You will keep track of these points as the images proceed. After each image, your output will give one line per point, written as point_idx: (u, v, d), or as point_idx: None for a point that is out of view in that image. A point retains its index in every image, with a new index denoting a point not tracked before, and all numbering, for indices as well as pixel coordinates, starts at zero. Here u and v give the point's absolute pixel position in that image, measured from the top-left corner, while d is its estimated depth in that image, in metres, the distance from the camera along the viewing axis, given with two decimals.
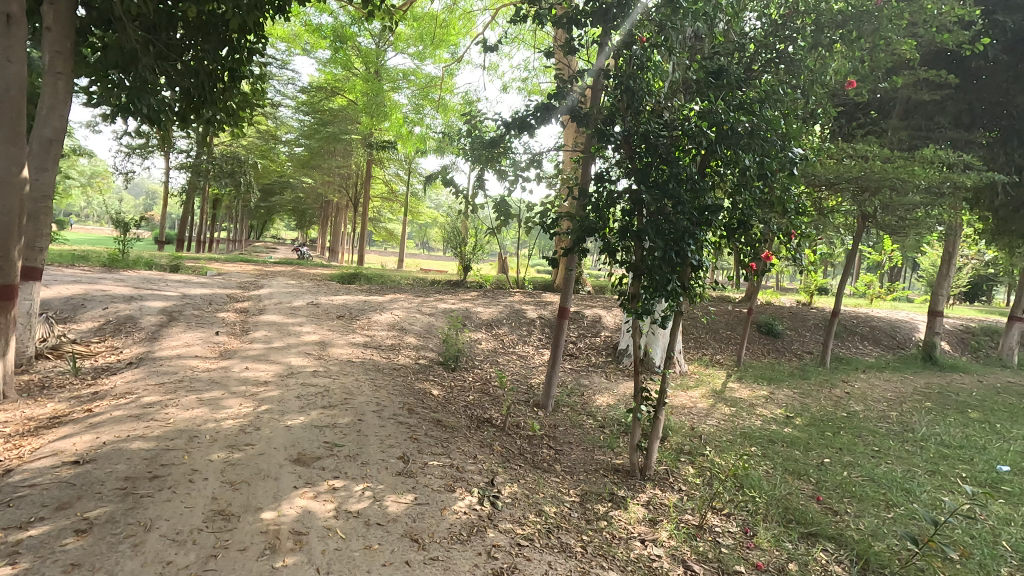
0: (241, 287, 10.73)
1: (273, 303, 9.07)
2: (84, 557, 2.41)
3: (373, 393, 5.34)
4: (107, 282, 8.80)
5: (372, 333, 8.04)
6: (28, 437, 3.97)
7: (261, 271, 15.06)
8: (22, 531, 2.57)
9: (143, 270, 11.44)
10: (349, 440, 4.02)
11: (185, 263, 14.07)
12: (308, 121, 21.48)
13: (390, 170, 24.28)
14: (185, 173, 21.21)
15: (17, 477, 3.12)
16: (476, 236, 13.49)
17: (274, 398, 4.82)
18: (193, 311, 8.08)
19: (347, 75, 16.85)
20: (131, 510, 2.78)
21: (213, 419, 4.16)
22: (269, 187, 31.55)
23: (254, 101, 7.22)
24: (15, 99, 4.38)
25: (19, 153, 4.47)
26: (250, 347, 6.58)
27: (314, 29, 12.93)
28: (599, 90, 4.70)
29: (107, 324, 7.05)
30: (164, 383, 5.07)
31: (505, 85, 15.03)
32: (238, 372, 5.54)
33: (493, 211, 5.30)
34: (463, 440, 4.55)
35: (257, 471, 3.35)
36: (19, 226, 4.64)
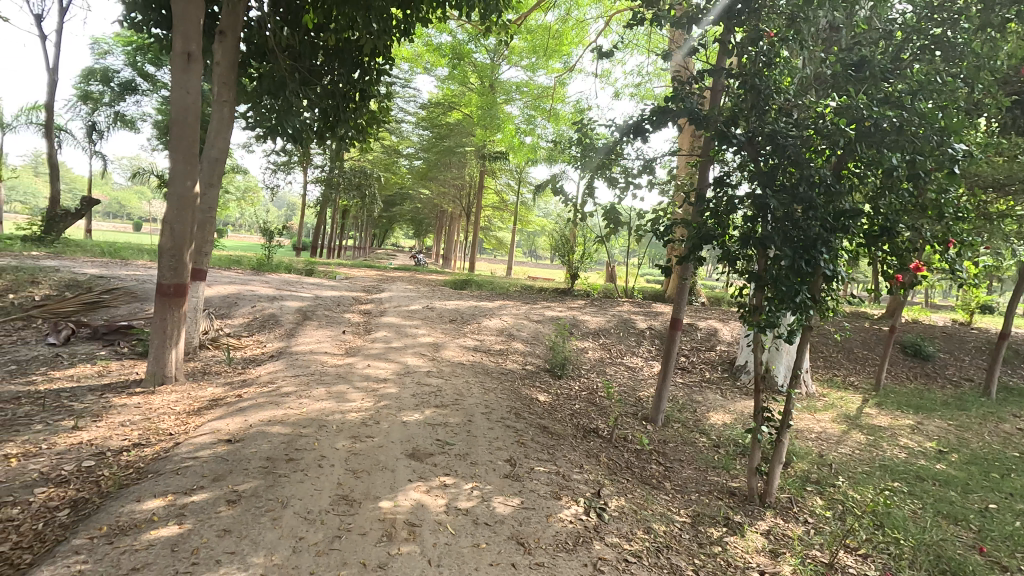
0: (365, 290, 11.62)
1: (392, 306, 9.69)
2: (233, 525, 2.70)
3: (482, 395, 5.51)
4: (256, 284, 9.98)
5: (482, 338, 8.28)
6: (193, 416, 4.60)
7: (382, 276, 16.16)
8: (187, 496, 2.95)
9: (284, 273, 12.84)
10: (459, 439, 4.18)
11: (318, 268, 15.57)
12: (427, 135, 22.90)
13: (502, 180, 24.99)
14: (319, 187, 23.47)
15: (184, 450, 3.62)
16: (584, 244, 13.50)
17: (392, 395, 5.12)
18: (324, 311, 8.89)
19: (463, 91, 17.72)
20: (270, 488, 3.08)
21: (340, 410, 4.53)
22: (392, 199, 34.03)
23: (381, 118, 7.84)
24: (191, 125, 5.13)
25: (193, 171, 5.22)
26: (372, 346, 7.10)
27: (435, 48, 13.82)
28: (720, 91, 4.49)
29: (254, 320, 7.97)
30: (299, 376, 5.61)
31: (617, 92, 14.93)
32: (361, 368, 5.99)
33: (602, 219, 5.25)
34: (569, 448, 4.54)
35: (377, 462, 3.59)
36: (192, 233, 5.39)
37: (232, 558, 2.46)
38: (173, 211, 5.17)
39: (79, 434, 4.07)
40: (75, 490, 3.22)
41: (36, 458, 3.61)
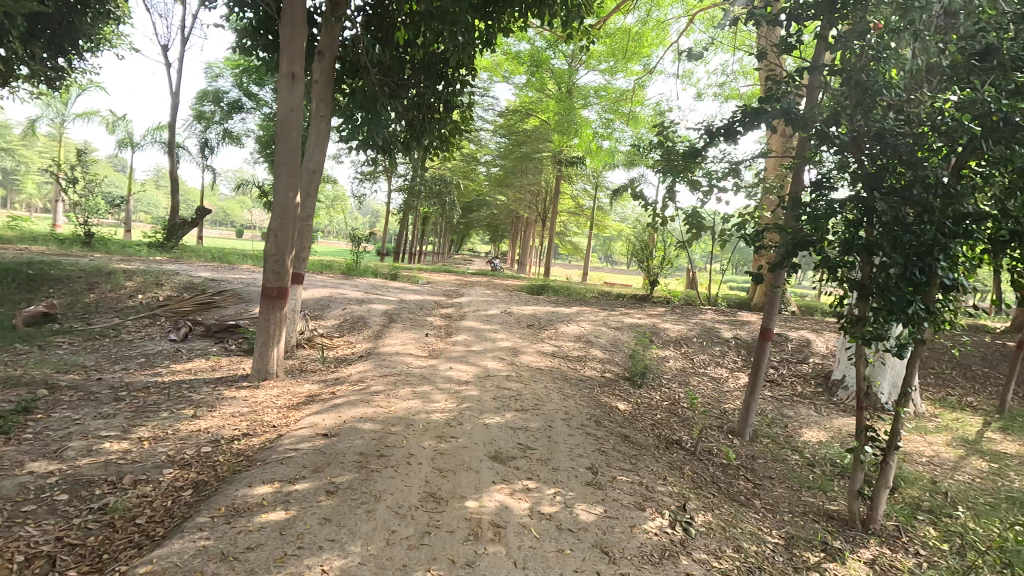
0: (446, 294, 11.99)
1: (471, 310, 9.93)
2: (331, 515, 2.88)
3: (561, 401, 5.52)
4: (346, 287, 10.59)
5: (560, 344, 8.28)
6: (293, 410, 4.96)
7: (461, 281, 16.59)
8: (291, 484, 3.19)
9: (371, 278, 13.52)
10: (540, 444, 4.21)
11: (401, 272, 16.26)
12: (504, 142, 23.27)
13: (578, 185, 24.90)
14: (402, 195, 24.50)
15: (287, 442, 3.91)
16: (664, 249, 13.17)
17: (473, 397, 5.25)
18: (408, 314, 9.26)
19: (541, 98, 17.87)
20: (365, 481, 3.26)
21: (425, 410, 4.70)
22: (469, 205, 34.87)
23: (463, 127, 8.09)
24: (294, 140, 5.56)
25: (295, 183, 5.64)
26: (454, 349, 7.31)
27: (514, 57, 14.08)
28: (817, 89, 4.25)
29: (344, 322, 8.46)
30: (387, 376, 5.88)
31: (699, 92, 14.49)
32: (444, 371, 6.19)
33: (684, 223, 5.16)
34: (651, 458, 4.44)
35: (461, 462, 3.69)
36: (293, 240, 5.81)
37: (333, 546, 2.62)
38: (278, 220, 5.61)
39: (197, 422, 4.50)
40: (195, 472, 3.57)
41: (163, 442, 4.04)
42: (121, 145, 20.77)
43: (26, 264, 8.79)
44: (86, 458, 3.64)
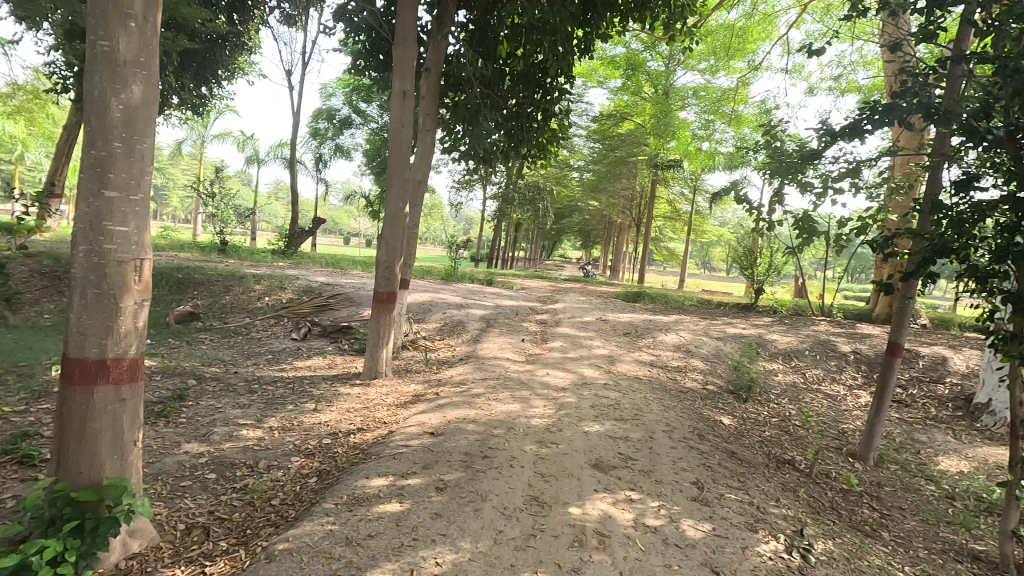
0: (541, 301, 12.09)
1: (567, 317, 9.93)
2: (442, 510, 3.02)
3: (662, 413, 5.37)
4: (446, 292, 11.02)
5: (658, 353, 8.05)
6: (401, 408, 5.25)
7: (554, 287, 16.66)
8: (404, 478, 3.38)
9: (468, 283, 13.96)
10: (641, 455, 4.13)
11: (496, 278, 16.62)
12: (598, 147, 23.08)
13: (675, 189, 24.11)
14: (497, 202, 25.05)
15: (398, 438, 4.15)
16: (771, 255, 12.39)
17: (571, 405, 5.26)
18: (505, 319, 9.45)
19: (636, 101, 17.57)
20: (471, 481, 3.39)
21: (524, 415, 4.78)
22: (562, 211, 34.95)
23: (560, 135, 8.15)
24: (404, 153, 5.93)
25: (405, 194, 5.99)
26: (550, 355, 7.36)
27: (609, 61, 13.98)
28: (960, 79, 3.83)
29: (445, 325, 8.82)
30: (486, 379, 6.04)
31: (811, 87, 13.53)
32: (541, 376, 6.25)
33: (794, 228, 4.84)
34: (761, 478, 4.20)
35: (563, 468, 3.72)
36: (401, 247, 6.16)
37: (444, 540, 2.75)
38: (388, 229, 5.97)
39: (318, 415, 4.90)
40: (319, 462, 3.90)
41: (290, 432, 4.45)
42: (250, 161, 23.12)
43: (177, 269, 10.06)
44: (229, 443, 4.10)
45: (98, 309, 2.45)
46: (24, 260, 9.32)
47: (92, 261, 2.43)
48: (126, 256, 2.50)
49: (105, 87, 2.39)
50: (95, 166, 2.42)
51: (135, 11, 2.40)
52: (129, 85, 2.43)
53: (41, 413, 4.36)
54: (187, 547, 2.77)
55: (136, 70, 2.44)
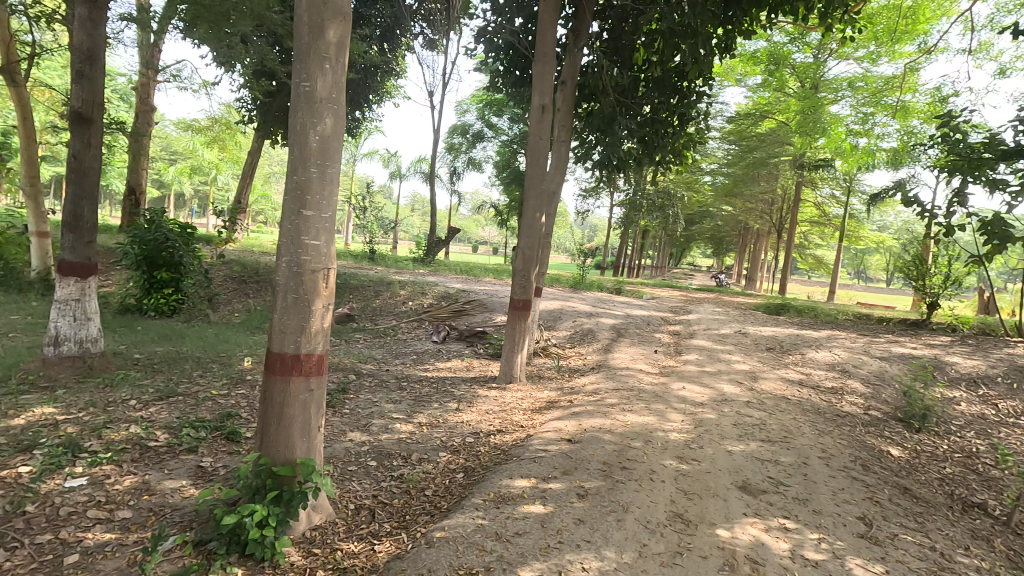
0: (673, 311, 11.67)
1: (702, 329, 9.48)
2: (584, 517, 3.06)
3: (816, 437, 4.92)
4: (575, 301, 11.10)
5: (808, 372, 7.37)
6: (536, 413, 5.39)
7: (686, 297, 15.99)
8: (546, 482, 3.48)
9: (596, 291, 13.92)
10: (795, 482, 3.82)
11: (624, 286, 16.35)
12: (734, 149, 21.76)
13: (824, 191, 21.92)
14: (624, 209, 24.64)
15: (536, 442, 4.28)
16: (949, 265, 10.75)
17: (712, 421, 5.02)
18: (636, 329, 9.28)
19: (778, 98, 16.34)
20: (612, 490, 3.39)
21: (662, 428, 4.66)
22: (693, 217, 33.42)
23: (698, 139, 7.84)
24: (542, 166, 6.12)
25: (541, 204, 6.17)
26: (686, 368, 7.08)
27: (749, 57, 13.20)
28: None
29: (576, 333, 8.88)
30: (619, 389, 5.97)
31: (1002, 68, 11.58)
32: (677, 390, 6.04)
33: (979, 233, 4.19)
34: (943, 520, 3.67)
35: (707, 487, 3.58)
36: (537, 257, 6.32)
37: (589, 546, 2.79)
38: (526, 238, 6.19)
39: (460, 415, 5.21)
40: (464, 459, 4.15)
41: (437, 428, 4.78)
42: (393, 176, 25.20)
43: (336, 275, 11.30)
44: (385, 434, 4.51)
45: (296, 311, 2.85)
46: (221, 266, 11.09)
47: (292, 270, 2.85)
48: (318, 265, 2.88)
49: (306, 120, 2.79)
50: (296, 189, 2.83)
51: (330, 54, 2.78)
52: (323, 118, 2.82)
53: (239, 397, 5.15)
54: (357, 525, 3.12)
55: (330, 105, 2.83)
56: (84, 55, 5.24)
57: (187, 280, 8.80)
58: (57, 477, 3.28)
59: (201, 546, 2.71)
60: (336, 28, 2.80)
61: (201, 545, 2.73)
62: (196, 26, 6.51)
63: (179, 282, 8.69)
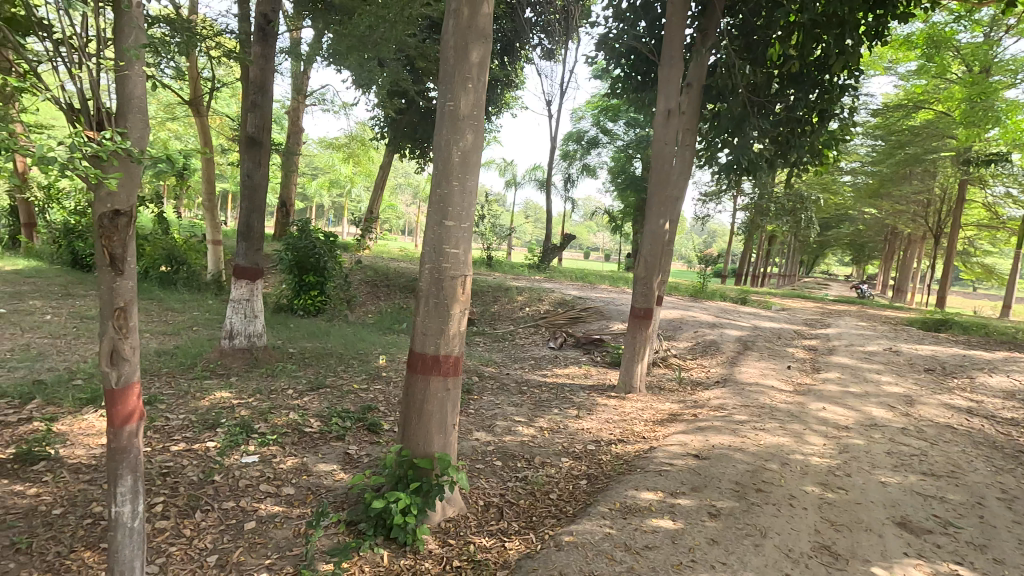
0: (807, 324, 10.72)
1: (843, 345, 8.61)
2: (718, 537, 2.94)
3: (993, 475, 4.26)
4: (696, 310, 10.63)
5: (979, 398, 6.40)
6: (658, 425, 5.25)
7: (821, 308, 14.60)
8: (674, 497, 3.38)
9: (718, 301, 13.22)
10: (968, 524, 3.35)
11: (749, 296, 15.33)
12: (880, 145, 19.54)
13: (996, 189, 18.89)
14: (748, 214, 23.14)
15: (661, 455, 4.17)
16: None
17: (859, 447, 4.55)
18: (765, 342, 8.67)
19: (938, 85, 14.43)
20: (746, 512, 3.21)
21: (800, 451, 4.32)
22: (828, 221, 30.45)
23: (841, 137, 7.18)
24: (666, 172, 5.97)
25: (665, 211, 6.02)
26: (825, 387, 6.48)
27: (901, 42, 11.83)
28: None
29: (698, 344, 8.50)
30: (748, 406, 5.62)
31: None
32: (816, 410, 5.55)
33: None
34: None
35: (858, 519, 3.26)
36: (660, 264, 6.15)
37: (724, 569, 2.68)
38: (649, 245, 6.07)
39: (581, 422, 5.22)
40: (587, 466, 4.16)
41: (557, 434, 4.84)
42: (509, 184, 25.90)
43: None
44: (509, 436, 4.66)
45: (437, 315, 3.06)
46: (357, 271, 12.14)
47: (434, 276, 3.06)
48: (457, 272, 3.07)
49: (449, 137, 3.00)
50: (439, 201, 3.04)
51: (472, 74, 2.97)
52: (465, 134, 3.00)
53: (377, 392, 5.61)
54: (487, 521, 3.26)
55: (472, 121, 3.01)
56: (257, 87, 6.02)
57: (329, 283, 9.74)
58: (235, 453, 3.81)
59: (352, 526, 3.01)
60: (479, 49, 2.98)
61: (353, 525, 3.02)
62: (343, 55, 7.22)
63: (323, 285, 9.63)
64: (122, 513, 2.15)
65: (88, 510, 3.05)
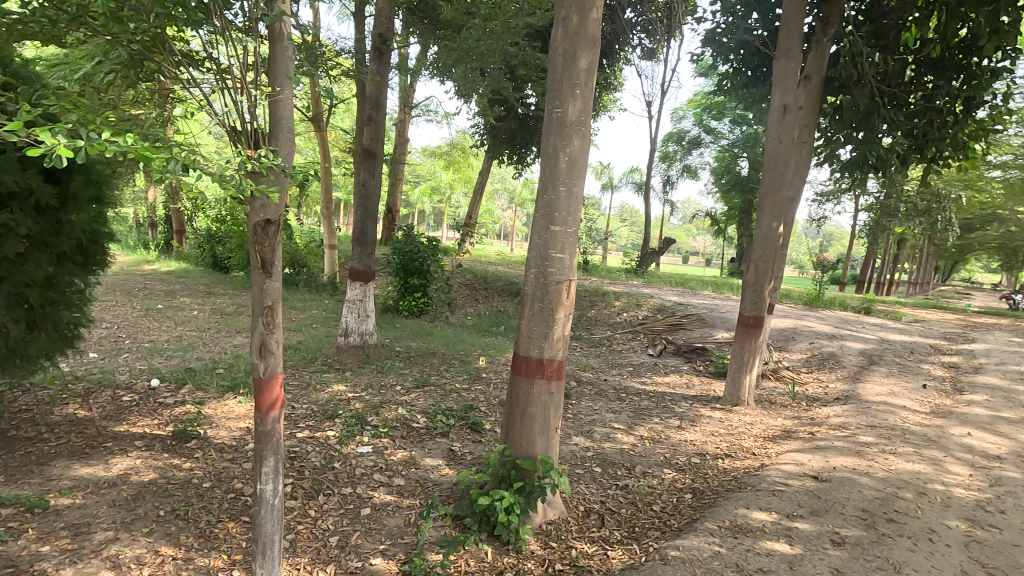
0: (946, 338, 9.53)
1: (992, 363, 7.56)
2: (843, 568, 2.71)
3: None
4: (812, 320, 9.83)
5: None
6: (770, 442, 4.93)
7: (963, 321, 12.90)
8: (791, 519, 3.17)
9: (837, 310, 12.14)
10: None
11: (873, 305, 13.92)
12: None
13: None
14: (872, 214, 21.04)
15: (774, 474, 3.91)
16: None
17: (1015, 481, 3.97)
18: (894, 357, 7.82)
19: None
20: (876, 543, 2.93)
21: (941, 481, 3.85)
22: (972, 222, 26.88)
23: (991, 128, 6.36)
24: (781, 171, 5.61)
25: (779, 214, 5.65)
26: (970, 410, 5.73)
27: None
28: None
29: (814, 357, 7.87)
30: (876, 427, 5.11)
31: None
32: (959, 436, 4.92)
33: None
34: None
35: (1015, 564, 2.85)
36: (772, 270, 5.77)
37: None
38: (760, 249, 5.72)
39: (684, 433, 5.03)
40: (692, 479, 4.00)
41: (659, 444, 4.70)
42: (606, 187, 25.55)
43: None
44: (608, 443, 4.59)
45: (541, 319, 3.10)
46: (457, 274, 12.58)
47: (539, 280, 3.11)
48: (561, 277, 3.09)
49: (557, 143, 3.03)
50: (545, 207, 3.09)
51: (580, 81, 2.99)
52: (572, 140, 3.02)
53: (478, 392, 5.78)
54: (588, 528, 3.24)
55: (579, 127, 3.02)
56: (373, 102, 6.46)
57: (432, 286, 10.18)
58: (352, 443, 4.10)
59: (458, 520, 3.13)
60: (587, 56, 3.00)
61: (459, 519, 3.14)
62: (450, 68, 7.53)
63: (426, 288, 10.08)
64: (266, 490, 2.40)
65: (230, 485, 3.44)
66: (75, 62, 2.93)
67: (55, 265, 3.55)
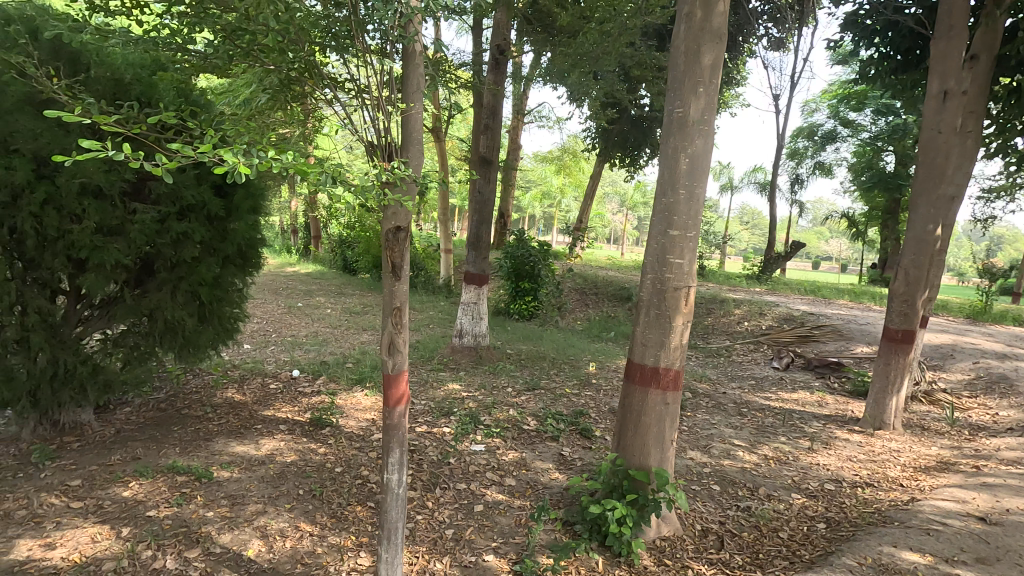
0: None
1: None
2: None
3: None
4: (976, 335, 8.51)
5: None
6: (921, 473, 4.34)
7: None
8: (950, 565, 2.77)
9: (1009, 325, 10.40)
10: None
11: None
12: None
13: None
14: None
15: (928, 511, 3.43)
16: None
17: None
18: None
19: None
20: None
21: None
22: None
23: None
24: (942, 165, 4.92)
25: (936, 214, 4.97)
26: None
27: None
28: None
29: (979, 379, 6.80)
30: None
31: None
32: None
33: None
34: None
35: None
36: (927, 278, 5.08)
37: None
38: (911, 254, 5.07)
39: (815, 456, 4.59)
40: (825, 508, 3.64)
41: (786, 465, 4.34)
42: (726, 188, 24.14)
43: None
44: (728, 460, 4.32)
45: (658, 326, 3.00)
46: (567, 279, 12.58)
47: (657, 286, 3.01)
48: (680, 283, 2.97)
49: (678, 144, 2.92)
50: (664, 211, 2.98)
51: (705, 78, 2.86)
52: (694, 140, 2.89)
53: (587, 397, 5.73)
54: (706, 549, 3.07)
55: (701, 126, 2.89)
56: (489, 111, 6.69)
57: (542, 290, 10.28)
58: (466, 441, 4.25)
59: (569, 526, 3.13)
60: (712, 51, 2.86)
61: (570, 525, 3.14)
62: (564, 73, 7.58)
63: (536, 292, 10.20)
64: (391, 480, 2.55)
65: (358, 472, 3.72)
66: (237, 89, 3.35)
67: (222, 267, 4.07)
